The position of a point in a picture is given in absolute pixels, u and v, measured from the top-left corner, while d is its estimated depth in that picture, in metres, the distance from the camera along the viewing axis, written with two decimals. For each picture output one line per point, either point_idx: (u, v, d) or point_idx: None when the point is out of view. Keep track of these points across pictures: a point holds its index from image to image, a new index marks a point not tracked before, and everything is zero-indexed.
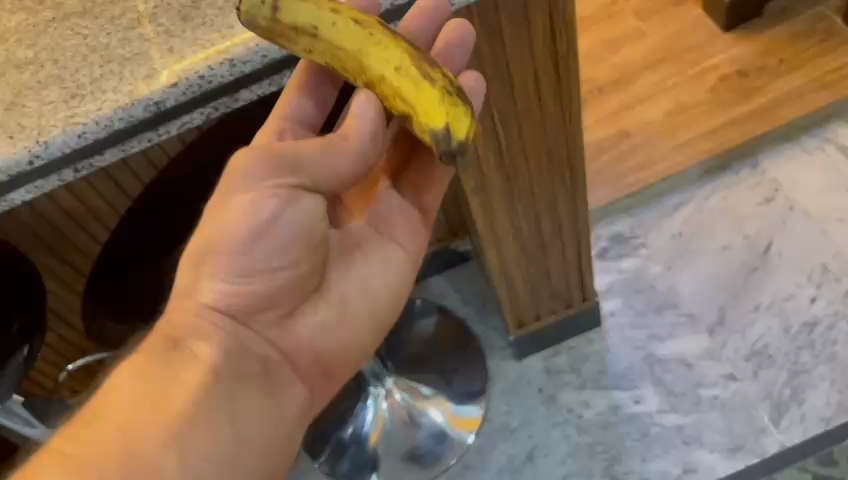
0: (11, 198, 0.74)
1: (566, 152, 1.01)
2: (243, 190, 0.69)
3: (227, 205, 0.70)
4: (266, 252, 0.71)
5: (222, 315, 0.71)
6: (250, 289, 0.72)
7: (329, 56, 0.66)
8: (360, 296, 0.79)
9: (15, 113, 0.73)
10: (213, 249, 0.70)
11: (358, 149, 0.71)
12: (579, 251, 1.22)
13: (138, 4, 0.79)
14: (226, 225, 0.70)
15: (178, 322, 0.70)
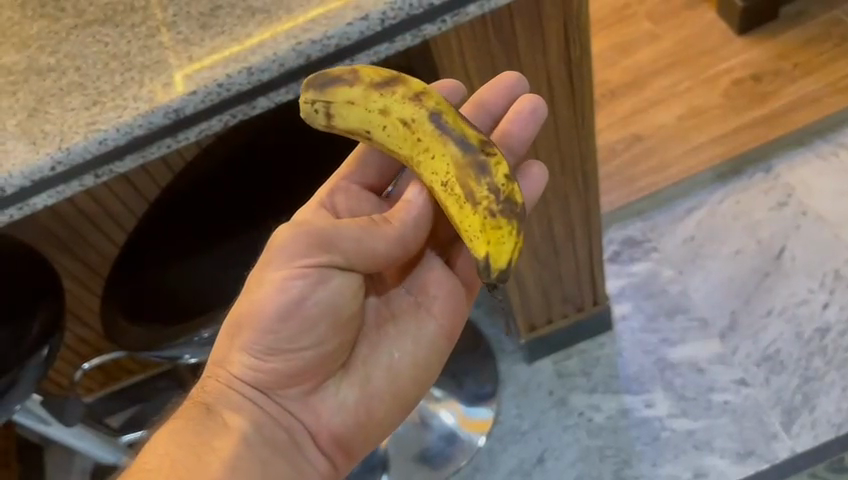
0: (33, 204, 0.76)
1: (579, 157, 1.01)
2: (279, 273, 0.76)
3: (265, 286, 0.76)
4: (292, 334, 0.77)
5: (249, 388, 0.80)
6: (274, 369, 0.79)
7: (390, 151, 0.72)
8: (382, 370, 0.85)
9: (39, 122, 0.75)
10: (246, 325, 0.77)
11: (401, 233, 0.79)
12: (592, 254, 1.22)
13: (158, 11, 0.81)
14: (257, 305, 0.76)
15: (210, 390, 0.79)
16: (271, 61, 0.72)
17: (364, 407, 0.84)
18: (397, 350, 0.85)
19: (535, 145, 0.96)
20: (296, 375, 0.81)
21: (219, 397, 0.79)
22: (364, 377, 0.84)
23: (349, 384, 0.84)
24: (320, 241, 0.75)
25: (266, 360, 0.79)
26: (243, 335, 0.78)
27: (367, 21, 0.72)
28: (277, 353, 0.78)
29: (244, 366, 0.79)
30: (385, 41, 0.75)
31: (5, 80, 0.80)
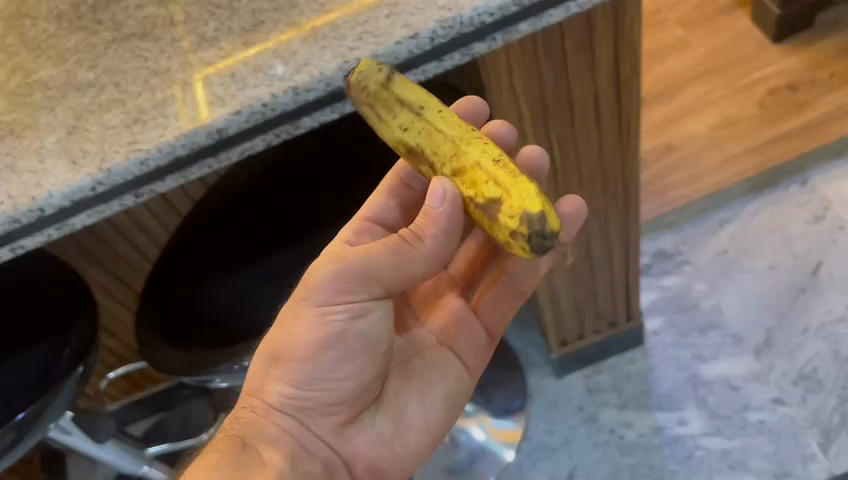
0: (72, 224, 0.73)
1: (622, 175, 0.98)
2: (324, 308, 0.73)
3: (307, 321, 0.74)
4: (332, 363, 0.75)
5: (286, 419, 0.76)
6: (313, 398, 0.76)
7: (425, 139, 0.65)
8: (416, 402, 0.85)
9: (80, 140, 0.73)
10: (283, 360, 0.75)
11: (433, 250, 0.72)
12: (628, 271, 1.19)
13: (198, 26, 0.79)
14: (297, 337, 0.74)
15: (246, 422, 0.75)
16: (318, 81, 0.70)
17: (400, 436, 0.83)
18: (431, 386, 0.86)
19: (578, 164, 0.94)
20: (332, 405, 0.78)
21: (255, 429, 0.75)
22: (398, 407, 0.83)
23: (386, 412, 0.83)
24: (361, 276, 0.71)
25: (307, 390, 0.76)
26: (281, 368, 0.76)
27: (416, 40, 0.70)
28: (314, 384, 0.76)
29: (281, 396, 0.76)
30: (433, 60, 0.73)
31: (43, 95, 0.79)
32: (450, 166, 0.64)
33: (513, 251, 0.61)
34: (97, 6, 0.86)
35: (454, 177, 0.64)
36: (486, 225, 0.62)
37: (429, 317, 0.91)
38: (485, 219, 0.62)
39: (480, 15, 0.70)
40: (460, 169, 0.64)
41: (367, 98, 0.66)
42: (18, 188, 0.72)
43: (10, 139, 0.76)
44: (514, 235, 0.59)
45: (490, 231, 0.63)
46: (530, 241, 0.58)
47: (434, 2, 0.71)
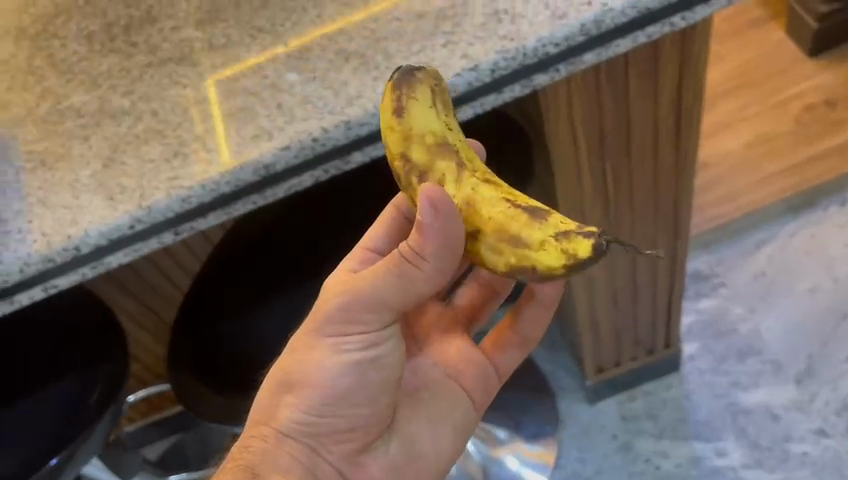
0: (108, 263, 0.69)
1: (674, 204, 0.94)
2: (336, 338, 0.65)
3: (322, 351, 0.66)
4: (346, 389, 0.67)
5: (300, 445, 0.68)
6: (327, 425, 0.69)
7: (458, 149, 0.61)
8: (426, 431, 0.76)
9: (117, 173, 0.69)
10: (297, 387, 0.67)
11: (439, 269, 0.60)
12: (671, 299, 1.15)
13: (240, 51, 0.74)
14: (311, 362, 0.66)
15: (256, 452, 0.67)
16: (372, 115, 0.66)
17: (414, 463, 0.75)
18: (445, 415, 0.77)
19: (631, 195, 0.90)
20: (346, 432, 0.70)
21: (265, 457, 0.67)
22: (409, 434, 0.75)
23: (399, 439, 0.75)
24: (373, 303, 0.62)
25: (320, 417, 0.68)
26: (296, 395, 0.68)
27: (477, 71, 0.66)
28: (329, 411, 0.68)
29: (297, 422, 0.68)
30: (492, 92, 0.68)
31: (76, 123, 0.75)
32: (479, 173, 0.60)
33: (543, 260, 0.53)
34: (130, 26, 0.82)
35: (476, 189, 0.59)
36: (518, 226, 0.54)
37: (438, 349, 0.80)
38: (519, 220, 0.55)
39: (545, 46, 0.66)
40: (487, 185, 0.59)
41: (433, 83, 0.61)
42: (52, 224, 0.68)
43: (42, 170, 0.72)
44: (566, 233, 0.52)
45: (512, 236, 0.54)
46: (592, 238, 0.51)
47: (494, 31, 0.67)
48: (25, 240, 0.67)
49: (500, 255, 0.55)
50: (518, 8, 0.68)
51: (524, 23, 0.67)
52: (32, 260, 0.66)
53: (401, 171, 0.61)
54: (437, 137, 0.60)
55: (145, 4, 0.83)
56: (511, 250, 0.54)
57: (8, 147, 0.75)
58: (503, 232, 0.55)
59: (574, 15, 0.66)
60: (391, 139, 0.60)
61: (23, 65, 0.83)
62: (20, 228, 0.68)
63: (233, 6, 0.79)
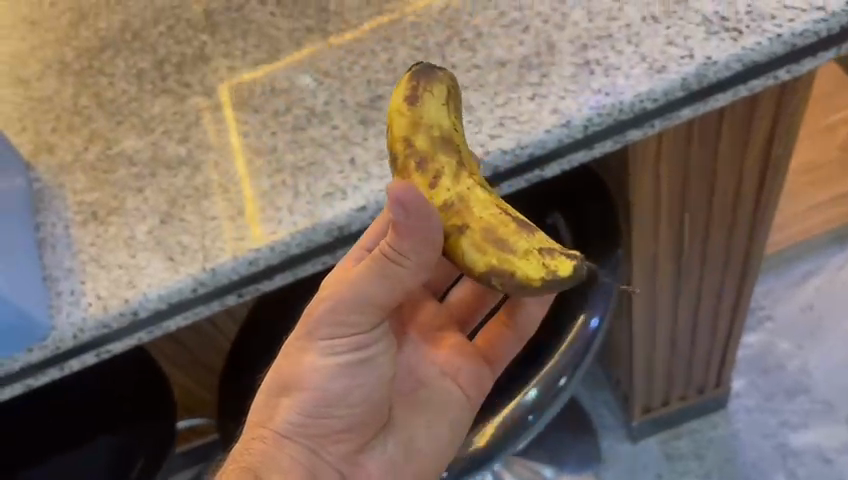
0: (167, 326, 0.65)
1: (746, 253, 0.89)
2: (328, 341, 0.60)
3: (314, 355, 0.61)
4: (340, 387, 0.62)
5: (301, 447, 0.63)
6: (325, 425, 0.63)
7: (461, 147, 0.58)
8: (425, 430, 0.68)
9: (176, 230, 0.64)
10: (291, 389, 0.62)
11: (419, 258, 0.53)
12: (727, 341, 1.11)
13: (305, 97, 0.70)
14: (304, 363, 0.61)
15: (256, 455, 0.61)
16: None
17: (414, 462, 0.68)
18: (442, 413, 0.69)
19: (705, 244, 0.85)
20: (342, 433, 0.64)
21: (267, 460, 0.61)
22: (408, 434, 0.68)
23: (397, 437, 0.68)
24: (358, 303, 0.57)
25: (316, 418, 0.62)
26: (292, 399, 0.62)
27: (569, 128, 0.61)
28: (326, 413, 0.62)
29: (294, 422, 0.62)
30: (583, 148, 0.64)
31: (128, 172, 0.70)
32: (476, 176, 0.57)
33: (526, 270, 0.52)
34: (182, 64, 0.77)
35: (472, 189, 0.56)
36: (506, 233, 0.53)
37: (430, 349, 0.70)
38: (509, 227, 0.54)
39: (642, 101, 0.61)
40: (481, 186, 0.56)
41: (447, 80, 0.58)
42: (107, 286, 0.63)
43: (94, 224, 0.67)
44: (549, 250, 0.52)
45: (499, 240, 0.53)
46: (573, 261, 0.52)
47: (587, 84, 0.62)
48: (78, 303, 0.63)
49: (482, 253, 0.53)
50: (611, 59, 0.63)
51: (619, 75, 0.62)
52: (87, 326, 0.62)
53: (401, 153, 0.57)
54: (447, 133, 0.57)
55: (197, 40, 0.78)
56: (494, 253, 0.53)
57: (56, 196, 0.70)
58: (490, 232, 0.53)
59: (674, 68, 0.61)
60: (399, 123, 0.57)
61: (67, 104, 0.78)
62: (72, 288, 0.64)
63: (293, 46, 0.74)
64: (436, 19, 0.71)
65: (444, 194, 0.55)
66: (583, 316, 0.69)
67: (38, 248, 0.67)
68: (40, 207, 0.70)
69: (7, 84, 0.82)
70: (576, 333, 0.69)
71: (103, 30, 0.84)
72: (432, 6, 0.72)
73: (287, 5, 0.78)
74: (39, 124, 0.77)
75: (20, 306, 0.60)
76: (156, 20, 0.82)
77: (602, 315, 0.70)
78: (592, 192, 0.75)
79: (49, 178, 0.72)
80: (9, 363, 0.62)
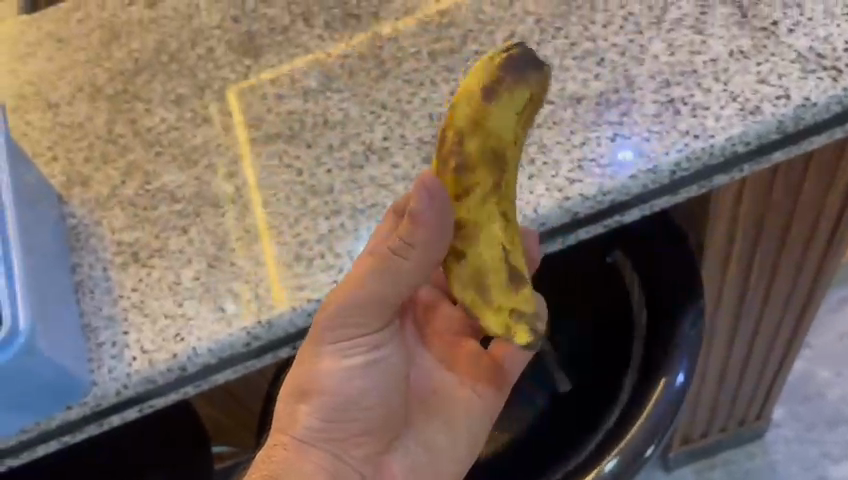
0: (215, 380, 0.60)
1: (809, 292, 0.85)
2: (341, 344, 0.56)
3: (328, 359, 0.57)
4: (356, 387, 0.58)
5: (321, 452, 0.58)
6: (346, 429, 0.59)
7: (506, 170, 0.50)
8: (442, 430, 0.64)
9: (226, 277, 0.60)
10: (308, 395, 0.58)
11: (430, 256, 0.51)
12: (773, 375, 1.06)
13: (362, 131, 0.65)
14: (320, 367, 0.57)
15: (278, 464, 0.56)
16: (532, 222, 0.57)
17: (436, 460, 0.64)
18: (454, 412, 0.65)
19: (769, 283, 0.81)
20: (362, 435, 0.60)
21: (290, 468, 0.57)
22: (427, 433, 0.64)
23: (417, 437, 0.64)
24: (374, 301, 0.53)
25: (334, 422, 0.58)
26: (311, 405, 0.58)
27: (656, 173, 0.57)
28: (343, 415, 0.58)
29: (313, 428, 0.58)
30: (667, 194, 0.59)
31: (170, 210, 0.65)
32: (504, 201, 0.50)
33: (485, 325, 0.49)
34: (225, 91, 0.72)
35: (490, 220, 0.49)
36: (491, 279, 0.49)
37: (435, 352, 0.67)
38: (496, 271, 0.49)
39: (735, 144, 0.57)
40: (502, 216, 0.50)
41: (530, 93, 0.48)
42: (152, 339, 0.58)
43: (135, 266, 0.62)
44: (521, 313, 0.49)
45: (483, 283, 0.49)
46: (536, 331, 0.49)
47: (673, 125, 0.58)
48: (121, 357, 0.58)
49: (463, 288, 0.50)
50: (698, 97, 0.59)
51: (708, 116, 0.58)
52: (131, 382, 0.58)
53: (448, 144, 0.49)
54: (502, 149, 0.49)
55: (240, 65, 0.74)
56: (470, 293, 0.50)
57: (92, 234, 0.65)
58: (480, 274, 0.49)
59: (768, 109, 0.57)
60: (463, 112, 0.48)
61: (101, 132, 0.73)
62: (113, 340, 0.59)
63: (346, 73, 0.69)
64: (501, 49, 0.67)
65: (463, 211, 0.49)
66: (664, 378, 0.63)
67: (76, 293, 0.62)
68: (76, 246, 0.65)
69: (34, 108, 0.76)
70: (657, 398, 0.63)
71: (136, 51, 0.78)
72: (495, 34, 0.68)
73: (337, 29, 0.73)
74: (71, 152, 0.72)
75: (60, 364, 0.55)
76: (193, 41, 0.77)
77: (686, 369, 0.64)
78: (665, 244, 0.69)
79: (84, 214, 0.67)
80: (46, 421, 0.58)
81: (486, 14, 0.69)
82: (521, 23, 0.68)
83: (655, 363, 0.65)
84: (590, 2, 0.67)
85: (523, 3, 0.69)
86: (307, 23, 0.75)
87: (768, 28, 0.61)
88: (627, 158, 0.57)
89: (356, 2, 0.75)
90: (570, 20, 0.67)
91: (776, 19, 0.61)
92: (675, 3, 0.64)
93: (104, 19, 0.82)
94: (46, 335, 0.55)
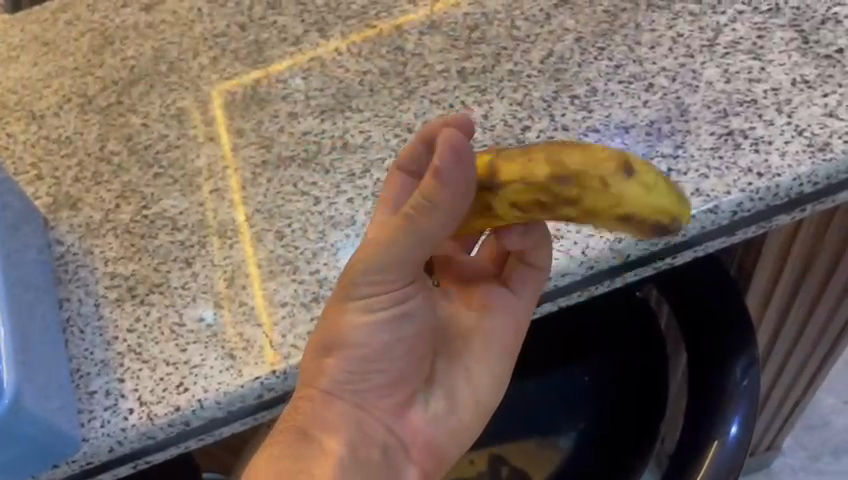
0: (220, 433, 0.54)
1: (838, 340, 0.81)
2: (370, 291, 0.47)
3: (363, 309, 0.48)
4: (391, 335, 0.49)
5: (348, 400, 0.51)
6: (371, 380, 0.51)
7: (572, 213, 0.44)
8: (468, 384, 0.54)
9: (237, 318, 0.54)
10: (333, 349, 0.49)
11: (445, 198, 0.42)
12: (783, 421, 0.99)
13: (385, 156, 0.59)
14: (356, 315, 0.48)
15: (303, 415, 0.50)
16: (579, 264, 0.52)
17: (464, 417, 0.54)
18: (480, 363, 0.54)
19: (803, 323, 0.78)
20: (387, 386, 0.52)
21: (318, 422, 0.50)
22: (450, 388, 0.54)
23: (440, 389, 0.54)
24: (411, 240, 0.44)
25: (359, 374, 0.50)
26: (340, 358, 0.49)
27: (716, 214, 0.52)
28: (374, 365, 0.50)
29: (341, 381, 0.50)
30: (722, 235, 0.55)
31: (171, 240, 0.59)
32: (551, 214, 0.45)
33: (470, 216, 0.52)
34: (230, 105, 0.66)
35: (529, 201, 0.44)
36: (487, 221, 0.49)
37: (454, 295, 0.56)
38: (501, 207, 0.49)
39: (802, 184, 0.52)
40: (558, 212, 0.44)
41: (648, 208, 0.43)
42: (152, 389, 0.52)
43: (131, 304, 0.56)
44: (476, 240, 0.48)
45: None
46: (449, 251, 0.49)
47: (733, 160, 0.53)
48: (115, 409, 0.52)
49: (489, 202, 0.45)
50: (760, 130, 0.54)
51: (772, 151, 0.53)
52: (126, 437, 0.51)
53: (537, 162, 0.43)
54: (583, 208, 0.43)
55: (247, 77, 0.67)
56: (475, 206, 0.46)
57: (82, 264, 0.59)
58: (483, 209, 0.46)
59: (839, 147, 0.52)
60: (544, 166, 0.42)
61: (91, 148, 0.66)
62: (106, 388, 0.53)
63: (366, 91, 0.64)
64: (537, 69, 0.61)
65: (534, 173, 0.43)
66: (716, 439, 0.60)
67: (64, 333, 0.55)
68: (64, 278, 0.58)
69: (17, 119, 0.69)
70: (710, 460, 0.59)
71: (131, 58, 0.71)
72: (531, 52, 0.62)
73: (355, 41, 0.67)
74: (58, 171, 0.65)
75: (49, 420, 0.49)
76: (195, 50, 0.70)
77: (739, 420, 0.60)
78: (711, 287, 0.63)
79: (73, 241, 0.60)
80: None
81: (520, 31, 0.64)
82: (559, 41, 0.62)
83: (708, 418, 0.61)
84: (634, 21, 0.62)
85: (561, 19, 0.64)
86: (322, 33, 0.68)
87: (833, 55, 0.57)
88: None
89: (375, 12, 0.69)
90: (614, 39, 0.61)
91: (841, 46, 0.57)
92: (729, 26, 0.60)
93: (95, 22, 0.75)
94: (33, 386, 0.49)
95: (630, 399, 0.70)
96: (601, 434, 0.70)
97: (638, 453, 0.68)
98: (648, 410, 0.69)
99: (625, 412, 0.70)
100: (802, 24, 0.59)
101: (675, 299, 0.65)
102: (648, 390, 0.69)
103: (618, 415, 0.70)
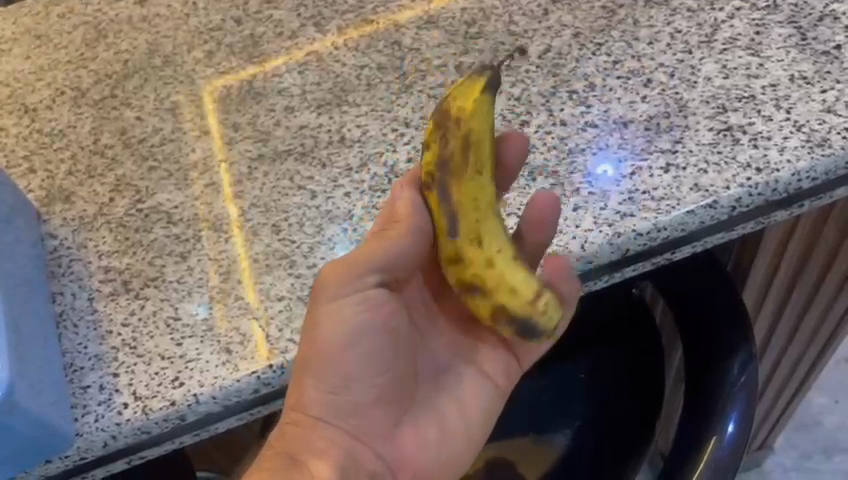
0: (215, 428, 0.54)
1: (830, 339, 0.81)
2: (350, 313, 0.49)
3: (342, 331, 0.49)
4: (371, 357, 0.50)
5: (333, 426, 0.51)
6: (355, 404, 0.51)
7: (496, 238, 0.46)
8: (455, 410, 0.55)
9: (232, 313, 0.54)
10: (310, 369, 0.49)
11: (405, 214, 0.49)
12: (773, 423, 0.99)
13: (382, 150, 0.59)
14: (338, 337, 0.49)
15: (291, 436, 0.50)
16: (578, 258, 0.52)
17: (452, 446, 0.55)
18: (467, 390, 0.55)
19: (797, 320, 0.78)
20: (369, 406, 0.52)
21: (306, 445, 0.50)
22: (438, 415, 0.55)
23: (428, 416, 0.54)
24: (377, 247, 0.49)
25: (341, 397, 0.50)
26: (323, 381, 0.49)
27: (715, 209, 0.52)
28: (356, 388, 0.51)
29: (325, 404, 0.50)
30: (720, 231, 0.55)
31: (166, 234, 0.58)
32: (486, 229, 0.46)
33: (454, 92, 0.47)
34: (226, 99, 0.65)
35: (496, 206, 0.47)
36: (476, 130, 0.46)
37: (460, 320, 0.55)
38: (459, 140, 0.46)
39: (801, 180, 0.52)
40: (496, 222, 0.47)
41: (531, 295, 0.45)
42: (147, 383, 0.51)
43: (126, 298, 0.55)
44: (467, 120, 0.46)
45: (440, 161, 0.47)
46: (474, 97, 0.46)
47: (733, 155, 0.53)
48: (110, 403, 0.51)
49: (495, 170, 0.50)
50: (759, 126, 0.54)
51: (771, 146, 0.53)
52: (121, 432, 0.50)
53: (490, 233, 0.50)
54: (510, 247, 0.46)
55: (243, 71, 0.67)
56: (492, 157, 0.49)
57: (76, 258, 0.58)
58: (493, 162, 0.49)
59: (837, 142, 0.52)
60: None
61: (85, 141, 0.65)
62: (100, 383, 0.52)
63: (363, 86, 0.63)
64: (536, 64, 0.61)
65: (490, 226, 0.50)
66: (714, 436, 0.60)
67: (57, 327, 0.55)
68: (56, 272, 0.58)
69: (9, 111, 0.68)
70: (707, 455, 0.59)
71: (126, 52, 0.70)
72: (529, 47, 0.62)
73: (352, 36, 0.67)
74: (51, 164, 0.64)
75: (41, 414, 0.48)
76: (190, 44, 0.70)
77: (737, 415, 0.60)
78: (710, 282, 0.64)
79: (66, 235, 0.60)
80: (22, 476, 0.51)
81: (518, 26, 0.64)
82: (557, 36, 0.62)
83: (706, 414, 0.61)
84: (633, 17, 0.62)
85: (559, 15, 0.63)
86: (318, 28, 0.68)
87: (831, 52, 0.57)
88: (608, 172, 0.54)
89: (372, 7, 0.68)
90: (611, 35, 0.61)
91: (839, 42, 0.57)
92: (727, 22, 0.60)
93: (88, 15, 0.74)
94: (26, 381, 0.48)
95: (627, 396, 0.69)
96: (598, 432, 0.69)
97: (636, 453, 0.67)
98: (645, 407, 0.68)
99: (623, 409, 0.69)
100: (800, 21, 0.59)
101: (671, 296, 0.65)
102: (645, 387, 0.69)
103: (616, 413, 0.69)
